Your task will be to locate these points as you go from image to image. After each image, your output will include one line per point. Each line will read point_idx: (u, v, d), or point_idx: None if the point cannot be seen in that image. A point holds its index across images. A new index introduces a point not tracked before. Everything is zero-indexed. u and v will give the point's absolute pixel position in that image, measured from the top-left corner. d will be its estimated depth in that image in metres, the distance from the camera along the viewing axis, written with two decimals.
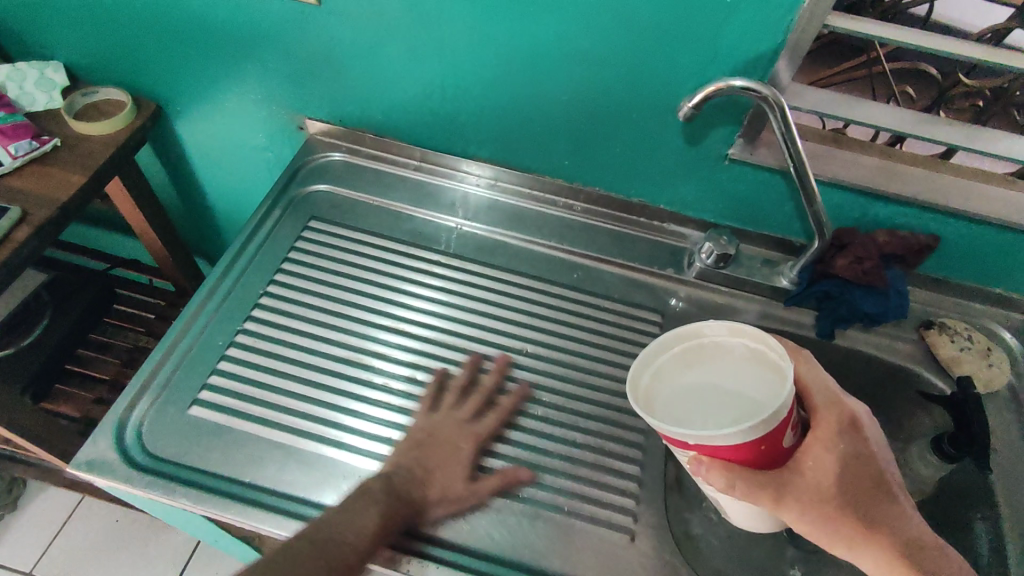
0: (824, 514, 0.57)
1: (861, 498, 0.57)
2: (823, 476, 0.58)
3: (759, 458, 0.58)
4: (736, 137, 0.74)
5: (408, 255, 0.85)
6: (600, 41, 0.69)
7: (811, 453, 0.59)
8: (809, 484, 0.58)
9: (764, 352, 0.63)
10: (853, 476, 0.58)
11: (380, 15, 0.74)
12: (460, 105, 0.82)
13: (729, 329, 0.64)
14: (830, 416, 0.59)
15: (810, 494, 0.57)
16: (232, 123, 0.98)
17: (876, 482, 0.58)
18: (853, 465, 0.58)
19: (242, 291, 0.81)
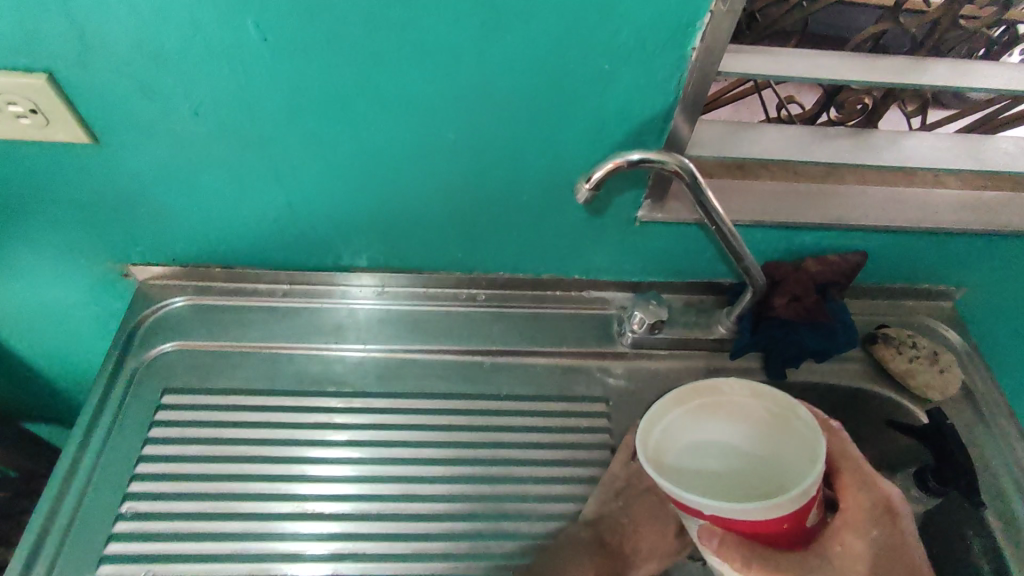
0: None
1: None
2: (853, 564, 0.51)
3: (785, 539, 0.52)
4: (641, 199, 0.65)
5: (298, 408, 0.69)
6: (467, 130, 0.57)
7: (840, 537, 0.53)
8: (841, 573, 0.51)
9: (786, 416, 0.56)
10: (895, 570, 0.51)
11: (182, 143, 0.57)
12: (317, 221, 0.67)
13: (749, 389, 0.58)
14: (865, 495, 0.54)
15: None
16: (30, 286, 0.76)
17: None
18: (891, 559, 0.52)
19: (87, 518, 0.62)
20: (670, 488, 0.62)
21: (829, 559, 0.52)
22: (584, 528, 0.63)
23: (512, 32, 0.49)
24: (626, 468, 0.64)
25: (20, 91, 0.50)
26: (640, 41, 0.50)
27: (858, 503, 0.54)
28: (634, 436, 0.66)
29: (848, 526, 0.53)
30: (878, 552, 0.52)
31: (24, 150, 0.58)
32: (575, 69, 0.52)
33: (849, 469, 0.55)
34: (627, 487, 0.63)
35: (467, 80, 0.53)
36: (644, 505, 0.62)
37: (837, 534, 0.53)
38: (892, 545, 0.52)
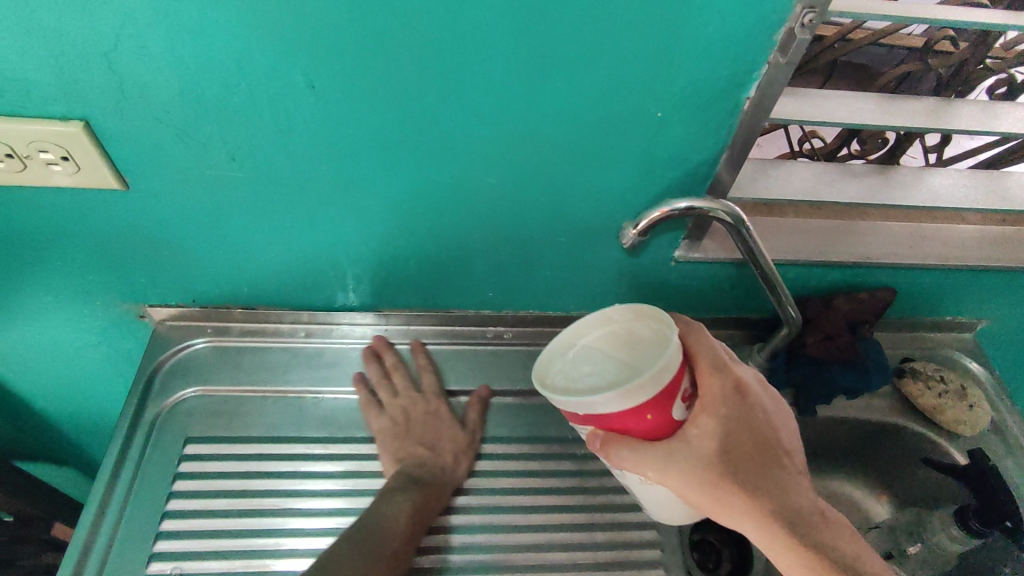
0: (712, 487, 0.51)
1: (743, 469, 0.51)
2: (709, 441, 0.51)
3: (654, 434, 0.51)
4: (679, 240, 0.65)
5: (326, 457, 0.67)
6: (512, 176, 0.56)
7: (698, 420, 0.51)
8: (698, 455, 0.50)
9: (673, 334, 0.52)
10: (747, 444, 0.51)
11: (215, 188, 0.55)
12: (347, 263, 0.65)
13: (635, 311, 0.53)
14: (720, 379, 0.52)
15: (694, 461, 0.50)
16: (41, 328, 0.72)
17: (760, 449, 0.52)
18: (740, 432, 0.51)
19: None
20: (441, 402, 0.70)
21: (687, 444, 0.51)
22: (390, 478, 0.63)
23: (567, 81, 0.48)
24: (396, 408, 0.69)
25: (54, 139, 0.48)
26: (695, 91, 0.49)
27: (713, 388, 0.51)
28: (382, 386, 0.70)
29: (702, 408, 0.51)
30: (727, 427, 0.51)
31: (48, 196, 0.55)
32: (628, 117, 0.51)
33: (704, 355, 0.52)
34: (405, 423, 0.68)
35: (516, 128, 0.51)
36: (427, 425, 0.68)
37: (694, 423, 0.51)
38: (742, 421, 0.52)
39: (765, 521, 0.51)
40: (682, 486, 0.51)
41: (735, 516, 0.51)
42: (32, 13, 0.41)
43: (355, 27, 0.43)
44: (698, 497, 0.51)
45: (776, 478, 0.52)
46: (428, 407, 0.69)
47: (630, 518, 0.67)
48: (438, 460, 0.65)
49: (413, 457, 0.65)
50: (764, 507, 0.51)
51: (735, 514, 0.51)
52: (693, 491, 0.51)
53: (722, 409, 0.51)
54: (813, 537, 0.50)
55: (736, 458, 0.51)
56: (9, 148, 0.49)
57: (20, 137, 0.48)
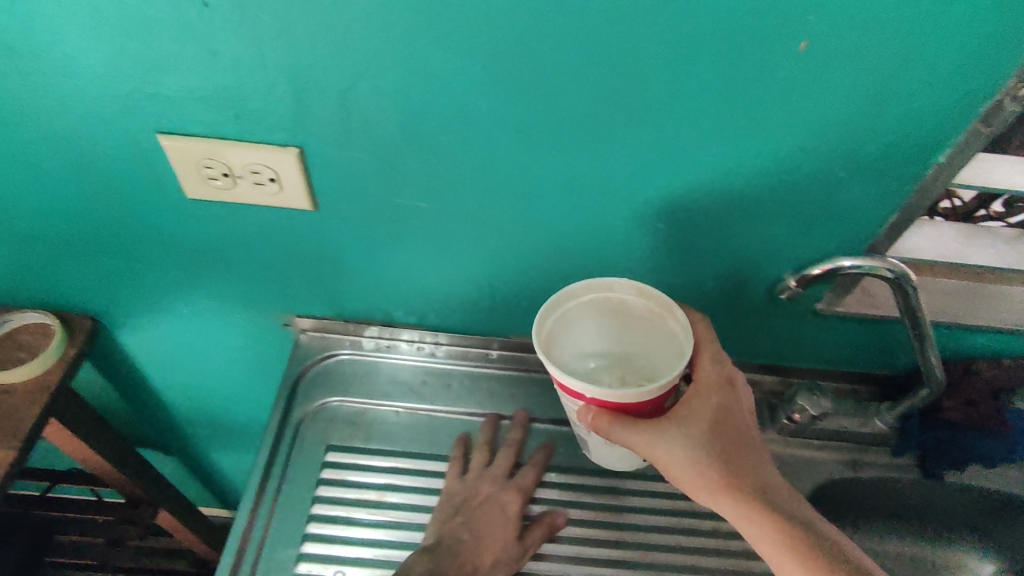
0: (698, 462, 0.53)
1: (730, 448, 0.54)
2: (699, 420, 0.54)
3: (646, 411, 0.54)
4: (825, 292, 0.65)
5: (457, 475, 0.68)
6: (679, 221, 0.58)
7: (688, 402, 0.55)
8: (688, 430, 0.53)
9: (667, 319, 0.56)
10: (726, 430, 0.54)
11: (395, 212, 0.59)
12: (495, 290, 0.68)
13: (639, 289, 0.56)
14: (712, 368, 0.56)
15: (682, 438, 0.53)
16: (194, 327, 0.78)
17: (743, 437, 0.55)
18: (727, 419, 0.55)
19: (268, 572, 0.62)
20: (519, 497, 0.65)
21: (677, 420, 0.54)
22: (437, 538, 0.62)
23: (758, 138, 0.51)
24: (474, 480, 0.66)
25: (270, 162, 0.54)
26: (877, 157, 0.51)
27: (710, 375, 0.56)
28: (478, 452, 0.69)
29: (698, 392, 0.55)
30: (718, 412, 0.55)
31: (243, 213, 0.61)
32: (804, 176, 0.53)
33: (708, 344, 0.57)
34: (463, 499, 0.65)
35: (695, 177, 0.54)
36: (476, 512, 0.63)
37: (685, 402, 0.54)
38: (730, 407, 0.55)
39: (744, 500, 0.53)
40: (667, 460, 0.53)
41: (717, 494, 0.53)
42: (296, 59, 0.47)
43: (573, 79, 0.47)
44: (686, 476, 0.53)
45: (756, 462, 0.54)
46: (493, 495, 0.65)
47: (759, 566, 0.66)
48: (484, 550, 0.61)
49: (457, 531, 0.62)
50: (744, 485, 0.53)
51: (713, 496, 0.53)
52: (680, 466, 0.53)
53: (715, 393, 0.55)
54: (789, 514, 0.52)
55: (722, 438, 0.54)
56: (228, 168, 0.54)
57: (241, 159, 0.53)
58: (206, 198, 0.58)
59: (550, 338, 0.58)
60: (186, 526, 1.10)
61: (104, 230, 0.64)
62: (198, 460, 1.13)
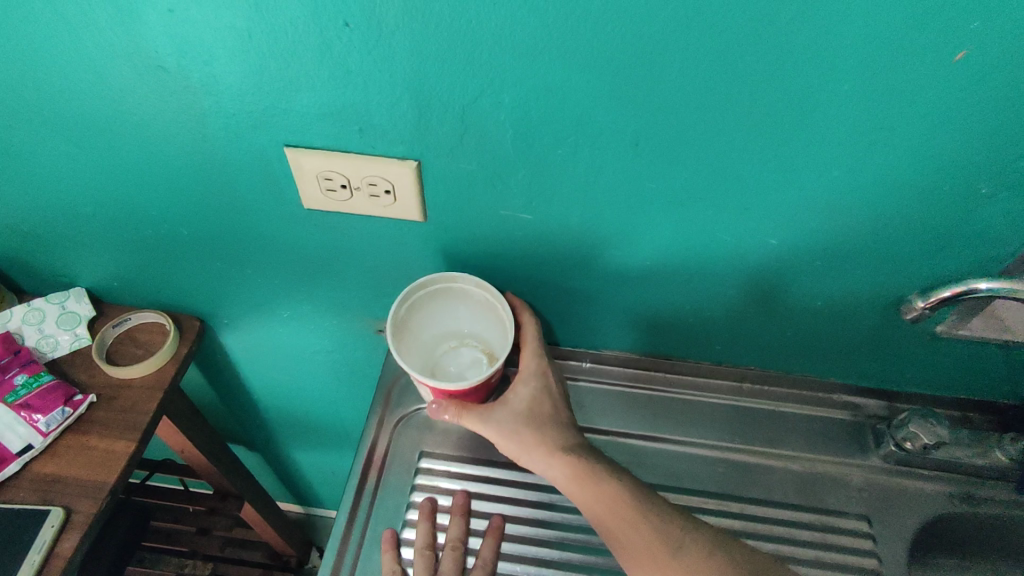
0: (520, 437, 0.63)
1: (538, 428, 0.63)
2: (518, 403, 0.65)
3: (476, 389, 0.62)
4: (947, 314, 0.62)
5: (550, 487, 0.68)
6: (793, 238, 0.56)
7: (517, 390, 0.65)
8: (515, 407, 0.64)
9: (495, 306, 0.65)
10: (536, 413, 0.64)
11: (501, 223, 0.60)
12: (590, 303, 0.68)
13: (475, 282, 0.63)
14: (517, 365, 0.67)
15: (515, 417, 0.64)
16: (290, 329, 0.82)
17: (556, 422, 0.64)
18: (542, 403, 0.65)
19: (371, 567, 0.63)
20: None
21: (506, 401, 0.65)
22: None
23: (890, 153, 0.49)
24: None
25: (388, 174, 0.56)
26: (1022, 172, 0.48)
27: (530, 367, 0.65)
28: (420, 558, 0.62)
29: (519, 381, 0.66)
30: (532, 397, 0.65)
31: (353, 222, 0.63)
32: (936, 192, 0.51)
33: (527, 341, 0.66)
34: None
35: (815, 192, 0.52)
36: None
37: (517, 383, 0.65)
38: (550, 391, 0.65)
39: (571, 471, 0.60)
40: (499, 437, 0.64)
41: (539, 465, 0.62)
42: (425, 76, 0.49)
43: (700, 94, 0.47)
44: (517, 450, 0.63)
45: (580, 443, 0.63)
46: None
47: None
48: None
49: None
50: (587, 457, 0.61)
51: (543, 462, 0.62)
52: (494, 437, 0.64)
53: (533, 379, 0.65)
54: (597, 483, 0.59)
55: (523, 421, 0.63)
56: (348, 179, 0.57)
57: (361, 173, 0.56)
58: (320, 207, 0.60)
59: (400, 325, 0.64)
60: (265, 520, 1.13)
61: (219, 235, 0.67)
62: (277, 457, 1.17)
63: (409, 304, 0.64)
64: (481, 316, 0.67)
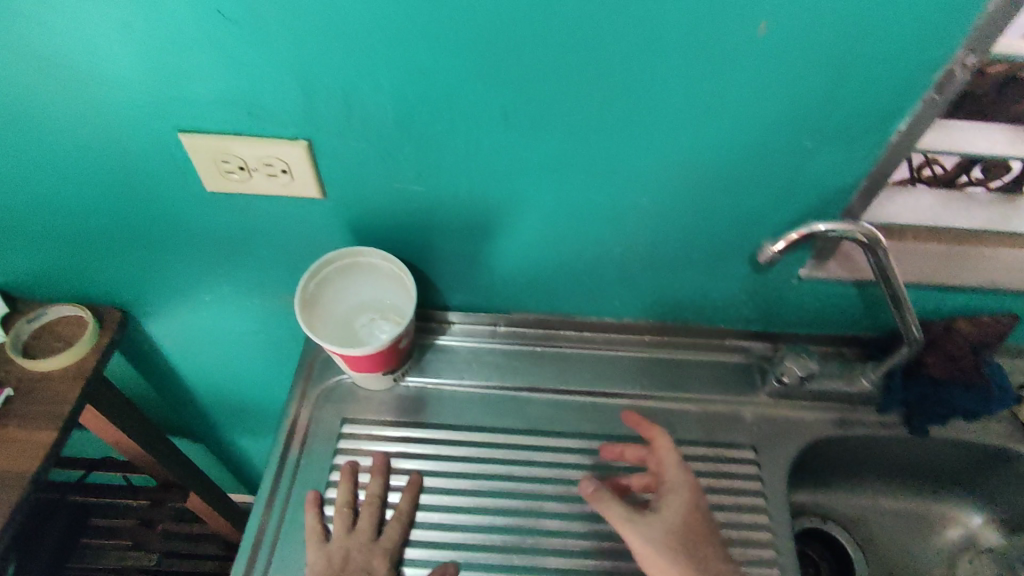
0: (659, 551, 0.59)
1: (695, 539, 0.60)
2: (675, 515, 0.61)
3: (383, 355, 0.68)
4: (806, 259, 0.69)
5: (464, 442, 0.74)
6: (661, 197, 0.62)
7: (666, 500, 0.62)
8: (665, 521, 0.61)
9: (399, 277, 0.70)
10: (699, 526, 0.61)
11: (397, 196, 0.64)
12: (493, 268, 0.72)
13: (379, 256, 0.68)
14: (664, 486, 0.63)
15: (661, 530, 0.60)
16: (214, 314, 0.84)
17: (693, 533, 0.60)
18: (696, 519, 0.61)
19: (294, 526, 0.68)
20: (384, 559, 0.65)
21: (659, 514, 0.61)
22: None
23: (731, 116, 0.54)
24: (339, 548, 0.65)
25: (281, 155, 0.59)
26: (845, 125, 0.54)
27: (677, 476, 0.64)
28: (340, 515, 0.67)
29: (670, 487, 0.63)
30: (684, 509, 0.62)
31: (257, 203, 0.65)
32: (776, 148, 0.57)
33: (670, 474, 0.64)
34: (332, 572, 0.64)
35: (673, 154, 0.58)
36: None
37: (673, 495, 0.62)
38: (699, 507, 0.62)
39: None
40: (639, 542, 0.60)
41: None
42: (302, 58, 0.52)
43: (555, 66, 0.52)
44: (655, 560, 0.59)
45: (715, 553, 0.60)
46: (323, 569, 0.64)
47: (742, 519, 0.72)
48: None
49: None
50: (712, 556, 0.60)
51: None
52: (637, 545, 0.60)
53: (682, 490, 0.62)
54: None
55: (681, 535, 0.60)
56: (244, 162, 0.60)
57: (255, 153, 0.59)
58: (222, 189, 0.63)
59: (311, 300, 0.69)
60: (214, 511, 1.15)
61: (128, 223, 0.69)
62: (222, 446, 1.19)
63: (318, 280, 0.69)
64: (389, 287, 0.72)
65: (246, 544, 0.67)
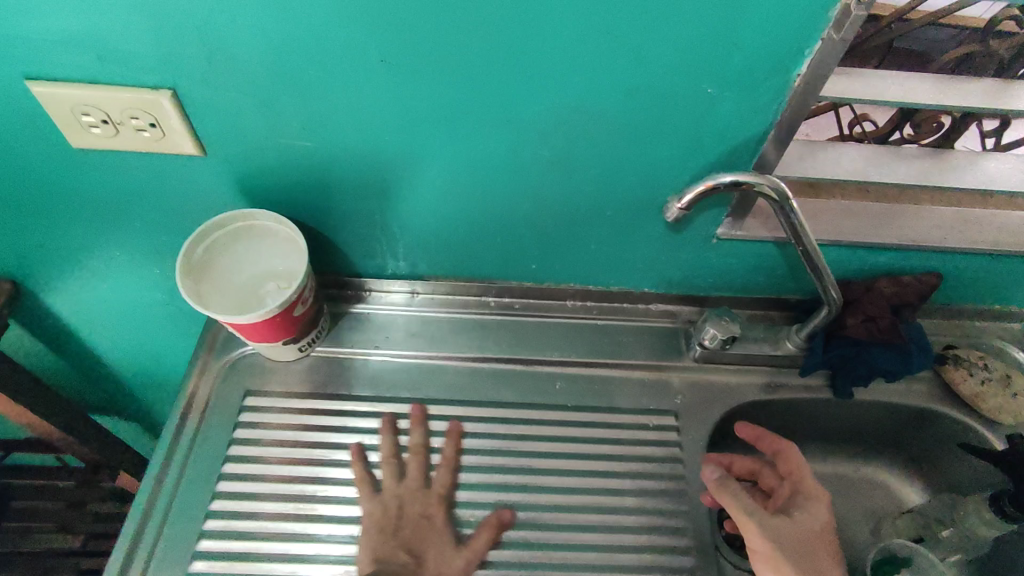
0: (791, 552, 0.61)
1: (810, 544, 0.63)
2: (772, 536, 0.62)
3: (277, 326, 0.64)
4: (724, 217, 0.66)
5: (373, 413, 0.71)
6: (563, 150, 0.59)
7: (773, 518, 0.63)
8: (798, 526, 0.64)
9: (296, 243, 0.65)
10: (822, 544, 0.63)
11: (283, 151, 0.59)
12: (399, 230, 0.69)
13: (273, 219, 0.64)
14: (799, 492, 0.68)
15: (790, 536, 0.63)
16: (115, 284, 0.79)
17: (825, 542, 0.64)
18: (815, 527, 0.64)
19: (188, 500, 0.65)
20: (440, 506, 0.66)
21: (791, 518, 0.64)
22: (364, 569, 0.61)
23: (622, 57, 0.51)
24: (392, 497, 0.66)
25: (145, 107, 0.54)
26: (748, 67, 0.51)
27: (762, 544, 0.62)
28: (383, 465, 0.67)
29: (747, 524, 0.62)
30: (780, 524, 0.63)
31: (133, 161, 0.60)
32: (679, 94, 0.53)
33: (810, 518, 0.65)
34: (386, 521, 0.64)
35: (569, 102, 0.54)
36: (414, 531, 0.65)
37: (814, 504, 0.66)
38: (789, 526, 0.63)
39: None
40: (774, 540, 0.62)
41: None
42: None
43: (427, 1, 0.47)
44: (770, 555, 0.62)
45: (821, 562, 0.62)
46: (424, 508, 0.66)
47: (660, 486, 0.70)
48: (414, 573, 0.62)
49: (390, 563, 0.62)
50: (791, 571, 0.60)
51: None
52: (761, 541, 0.62)
53: (768, 534, 0.62)
54: None
55: (802, 543, 0.63)
56: (107, 115, 0.54)
57: (117, 104, 0.54)
58: (90, 146, 0.58)
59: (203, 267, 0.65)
60: None
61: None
62: (155, 424, 1.15)
63: (209, 246, 0.64)
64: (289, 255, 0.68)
65: (133, 518, 0.63)
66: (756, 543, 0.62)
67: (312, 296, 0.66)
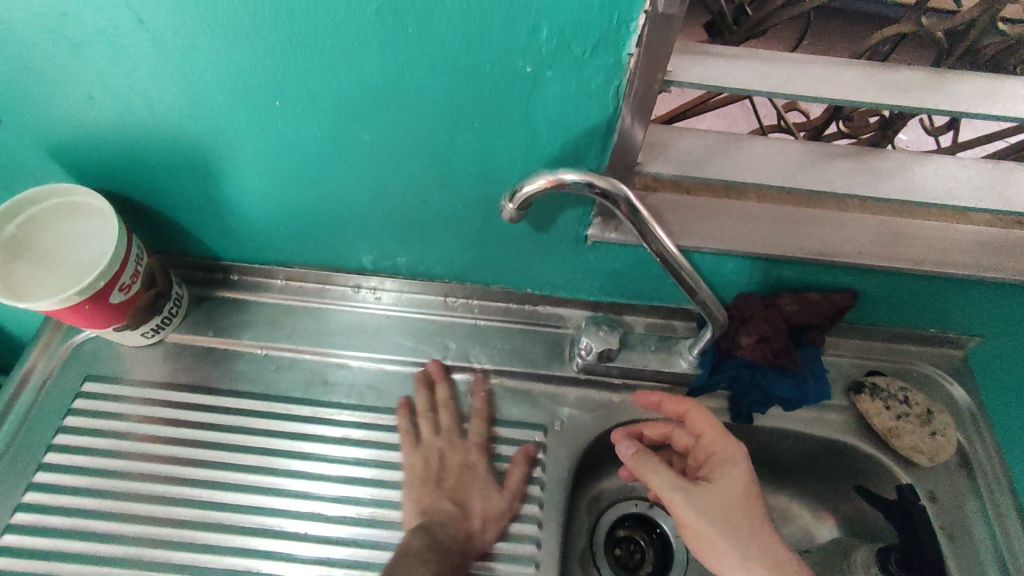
0: (716, 522, 0.54)
1: (737, 508, 0.54)
2: (695, 505, 0.55)
3: (89, 314, 0.58)
4: (592, 217, 0.58)
5: (217, 409, 0.67)
6: (385, 132, 0.52)
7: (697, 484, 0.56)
8: (721, 495, 0.55)
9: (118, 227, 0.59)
10: (750, 509, 0.54)
11: (79, 123, 0.53)
12: (236, 216, 0.62)
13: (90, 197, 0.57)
14: (713, 454, 0.59)
15: (717, 504, 0.55)
16: None
17: (754, 505, 0.55)
18: (739, 490, 0.55)
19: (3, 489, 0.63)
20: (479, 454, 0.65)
21: (710, 483, 0.56)
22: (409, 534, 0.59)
23: (420, 23, 0.43)
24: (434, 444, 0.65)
25: None
26: (564, 42, 0.44)
27: (686, 516, 0.55)
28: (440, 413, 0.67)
29: (676, 493, 0.55)
30: (701, 491, 0.55)
31: None
32: (493, 71, 0.46)
33: (734, 476, 0.56)
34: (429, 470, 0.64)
35: (377, 77, 0.47)
36: (461, 478, 0.64)
37: (729, 464, 0.57)
38: (710, 490, 0.55)
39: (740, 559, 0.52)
40: (698, 511, 0.54)
41: (714, 555, 0.54)
42: None
43: None
44: (700, 530, 0.54)
45: (757, 530, 0.53)
46: (465, 457, 0.65)
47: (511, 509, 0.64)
48: (463, 525, 0.61)
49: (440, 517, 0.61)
50: (722, 543, 0.53)
51: (742, 573, 0.53)
52: (685, 517, 0.55)
53: (690, 505, 0.55)
54: None
55: (734, 512, 0.54)
56: None
57: None
58: None
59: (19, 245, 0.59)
60: None
61: None
62: None
63: (23, 222, 0.58)
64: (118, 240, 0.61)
65: None
66: (686, 516, 0.55)
67: (140, 281, 0.60)
